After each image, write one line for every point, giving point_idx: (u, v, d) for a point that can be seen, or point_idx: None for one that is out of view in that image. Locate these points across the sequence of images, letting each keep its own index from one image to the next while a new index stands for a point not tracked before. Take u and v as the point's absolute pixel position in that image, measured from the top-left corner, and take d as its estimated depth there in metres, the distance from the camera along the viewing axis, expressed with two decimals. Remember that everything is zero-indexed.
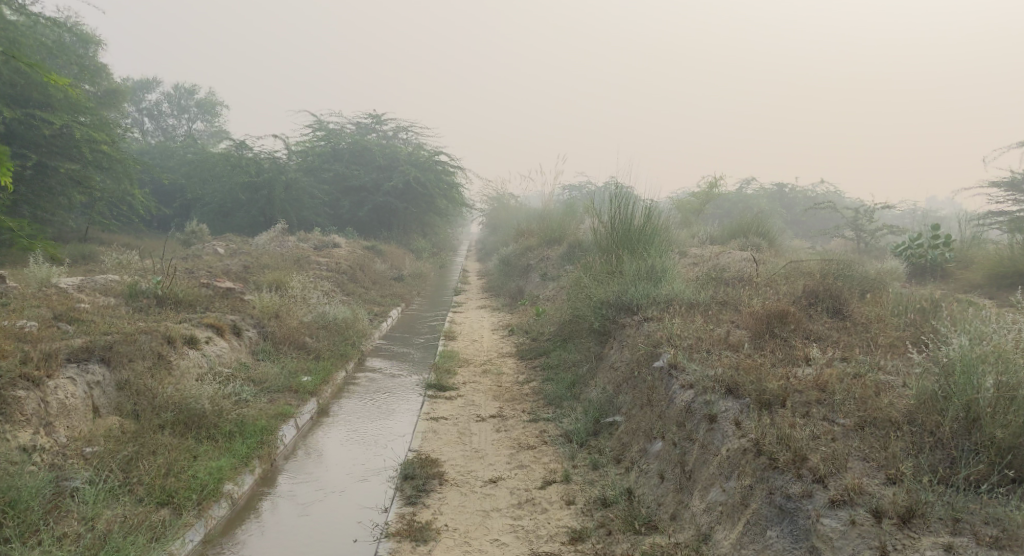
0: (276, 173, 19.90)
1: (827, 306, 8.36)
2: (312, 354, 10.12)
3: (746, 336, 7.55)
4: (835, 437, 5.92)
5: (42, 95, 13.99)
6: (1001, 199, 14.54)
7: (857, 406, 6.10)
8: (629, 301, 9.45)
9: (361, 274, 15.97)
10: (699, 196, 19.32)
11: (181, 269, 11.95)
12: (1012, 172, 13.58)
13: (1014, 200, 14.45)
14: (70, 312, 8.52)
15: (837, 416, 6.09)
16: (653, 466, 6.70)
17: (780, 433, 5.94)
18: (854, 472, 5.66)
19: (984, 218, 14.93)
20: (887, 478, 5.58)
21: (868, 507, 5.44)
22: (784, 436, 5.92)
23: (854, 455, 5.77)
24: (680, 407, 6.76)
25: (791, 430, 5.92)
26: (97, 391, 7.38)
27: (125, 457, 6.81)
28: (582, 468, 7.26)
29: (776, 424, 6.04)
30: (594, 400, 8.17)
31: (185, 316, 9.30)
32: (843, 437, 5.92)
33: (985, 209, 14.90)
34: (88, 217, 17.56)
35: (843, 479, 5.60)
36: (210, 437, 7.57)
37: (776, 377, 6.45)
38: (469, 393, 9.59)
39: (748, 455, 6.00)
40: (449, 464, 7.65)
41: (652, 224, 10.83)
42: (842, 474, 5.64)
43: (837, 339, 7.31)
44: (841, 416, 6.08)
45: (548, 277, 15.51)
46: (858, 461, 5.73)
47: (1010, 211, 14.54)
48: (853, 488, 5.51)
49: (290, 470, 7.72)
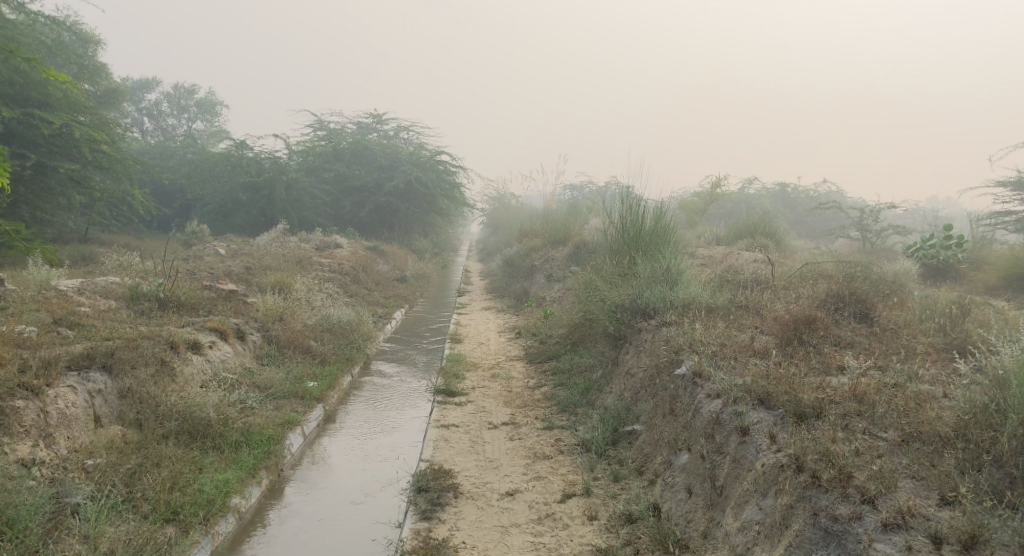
0: (278, 174, 19.62)
1: (852, 310, 8.07)
2: (318, 359, 9.83)
3: (773, 342, 7.26)
4: (879, 453, 5.66)
5: (41, 93, 13.69)
6: (1009, 199, 14.28)
7: (901, 419, 5.84)
8: (645, 305, 9.15)
9: (364, 275, 15.69)
10: (703, 196, 19.04)
11: (183, 271, 11.65)
12: (1022, 170, 13.30)
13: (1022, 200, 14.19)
14: (70, 316, 8.23)
15: (879, 429, 5.84)
16: (680, 480, 6.44)
17: (822, 449, 5.68)
18: (905, 492, 5.42)
19: (992, 218, 14.65)
20: (941, 499, 5.34)
21: (925, 532, 5.21)
22: (826, 452, 5.66)
23: (902, 472, 5.52)
24: (707, 418, 6.49)
25: (832, 446, 5.67)
26: (99, 399, 7.11)
27: (128, 471, 6.55)
28: (603, 481, 7.00)
29: (816, 438, 5.79)
30: (612, 408, 7.89)
31: (187, 320, 9.01)
32: (888, 453, 5.67)
33: (993, 210, 14.62)
34: (87, 218, 17.27)
35: (894, 500, 5.37)
36: (216, 447, 7.29)
37: (811, 387, 6.18)
38: (479, 398, 9.31)
39: (785, 471, 5.74)
40: (463, 475, 7.37)
41: (664, 224, 10.53)
42: (892, 495, 5.41)
43: (868, 347, 7.04)
44: (883, 430, 5.82)
45: (554, 279, 15.22)
46: (908, 480, 5.49)
47: (1017, 212, 14.29)
48: (906, 510, 5.29)
49: (297, 481, 7.44)
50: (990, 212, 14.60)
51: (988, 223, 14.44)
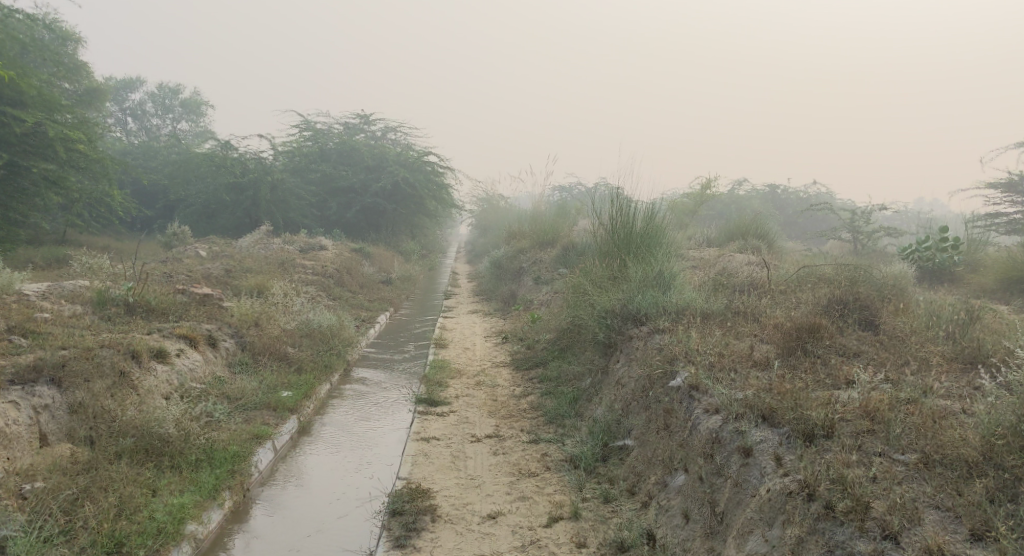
0: (263, 174, 19.00)
1: (856, 317, 7.58)
2: (295, 366, 9.27)
3: (774, 352, 6.77)
4: (898, 479, 5.20)
5: (14, 91, 13.06)
6: (998, 200, 13.90)
7: (918, 438, 5.38)
8: (637, 310, 8.64)
9: (348, 277, 15.13)
10: (693, 196, 18.56)
11: (157, 273, 11.06)
12: (1013, 170, 12.91)
13: (1012, 201, 13.82)
14: (27, 323, 7.65)
15: (896, 451, 5.37)
16: (676, 503, 5.95)
17: (835, 476, 5.22)
18: (930, 525, 4.95)
19: (985, 220, 14.22)
20: (971, 534, 4.88)
21: None
22: (840, 479, 5.20)
23: (923, 501, 5.07)
24: (705, 436, 5.99)
25: (845, 471, 5.21)
26: (44, 416, 6.58)
27: (69, 497, 6.05)
28: (592, 502, 6.50)
29: (826, 463, 5.31)
30: (601, 421, 7.37)
31: (155, 326, 8.45)
32: (908, 479, 5.20)
33: (985, 212, 14.20)
34: (64, 219, 16.65)
35: (919, 536, 4.91)
36: (174, 466, 6.75)
37: (819, 403, 5.71)
38: (462, 408, 8.78)
39: (794, 499, 5.28)
40: (442, 495, 6.86)
41: (656, 225, 10.02)
42: (916, 529, 4.94)
43: (875, 357, 6.56)
44: (901, 452, 5.35)
45: (542, 281, 14.72)
46: (931, 510, 5.03)
47: (1009, 213, 13.90)
48: (934, 547, 4.83)
49: (264, 502, 6.93)
50: (984, 212, 14.19)
51: (981, 224, 14.04)
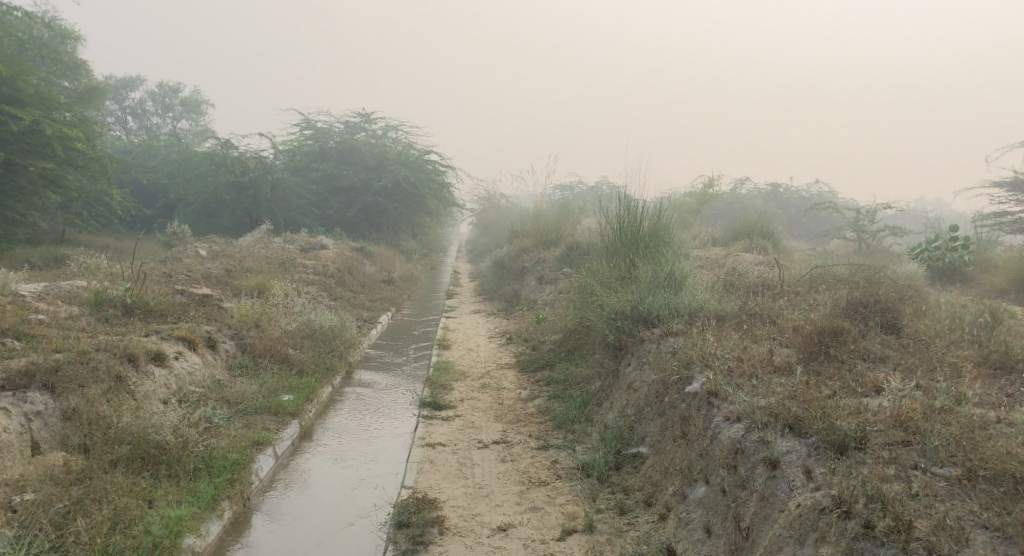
0: (263, 173, 18.73)
1: (878, 320, 7.31)
2: (296, 369, 8.99)
3: (795, 356, 6.51)
4: (940, 495, 4.98)
5: (11, 88, 12.77)
6: (1003, 199, 13.64)
7: (958, 451, 5.16)
8: (648, 312, 8.34)
9: (349, 277, 14.86)
10: (696, 196, 18.29)
11: (157, 273, 10.78)
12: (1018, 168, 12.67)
13: (1017, 200, 13.57)
14: (21, 326, 7.37)
15: (935, 464, 5.15)
16: (695, 516, 5.70)
17: (872, 492, 5.01)
18: (979, 547, 4.74)
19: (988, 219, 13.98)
20: None
21: None
22: (878, 495, 4.99)
23: (967, 518, 4.85)
24: (727, 446, 5.76)
25: (882, 486, 5.01)
26: (37, 423, 6.33)
27: (61, 511, 5.80)
28: (607, 514, 6.25)
29: (861, 478, 5.10)
30: (612, 427, 7.11)
31: (153, 328, 8.17)
32: (950, 495, 4.98)
33: (988, 211, 13.94)
34: (63, 219, 16.39)
35: None
36: (172, 476, 6.50)
37: (849, 413, 5.48)
38: (468, 412, 8.52)
39: (827, 515, 5.06)
40: (450, 505, 6.61)
41: (664, 225, 9.75)
42: (964, 551, 4.73)
43: (901, 363, 6.31)
44: (940, 466, 5.13)
45: (545, 281, 14.44)
46: (979, 530, 4.81)
47: (1015, 212, 13.64)
48: None
49: (266, 512, 6.68)
50: (990, 212, 13.91)
51: (988, 224, 13.77)
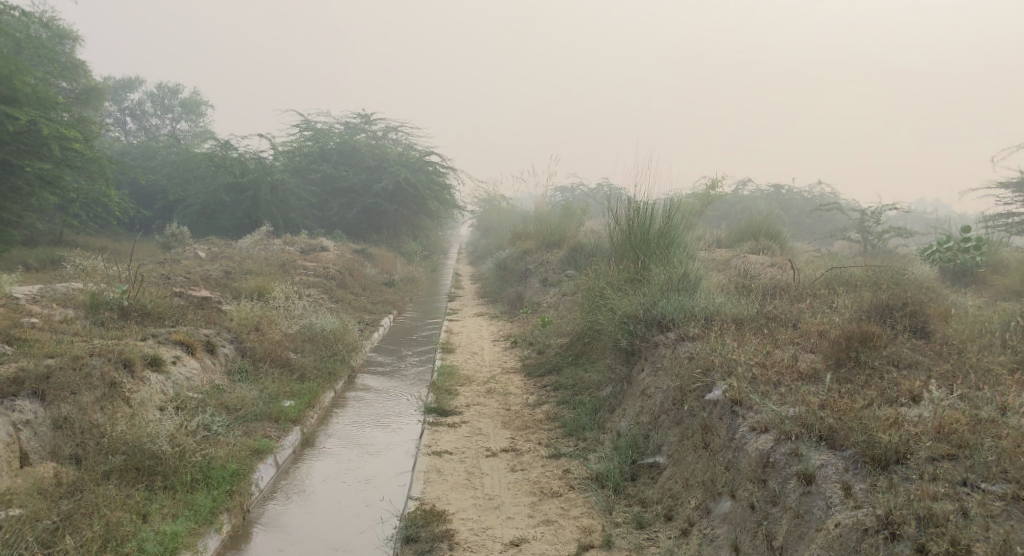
0: (263, 174, 18.40)
1: (906, 324, 6.98)
2: (297, 373, 8.68)
3: (823, 362, 6.21)
4: (997, 515, 4.77)
5: (6, 87, 12.44)
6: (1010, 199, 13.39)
7: (1010, 465, 4.94)
8: (661, 315, 8.00)
9: (350, 279, 14.57)
10: (700, 197, 18.05)
11: (156, 275, 10.48)
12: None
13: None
14: (13, 330, 7.05)
15: (987, 481, 4.93)
16: (722, 533, 5.48)
17: (921, 512, 4.82)
18: None
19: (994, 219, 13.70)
20: None
21: None
22: (929, 514, 4.80)
23: None
24: (756, 459, 5.52)
25: (933, 506, 4.80)
26: (26, 432, 6.03)
27: (49, 527, 5.51)
28: (625, 528, 5.96)
29: (908, 497, 4.89)
30: (626, 434, 6.78)
31: (149, 332, 7.86)
32: (1006, 514, 4.78)
33: (995, 211, 13.65)
34: (61, 219, 16.09)
35: None
36: (168, 487, 6.20)
37: (889, 425, 5.24)
38: (474, 419, 8.20)
39: (872, 536, 4.85)
40: (460, 518, 6.31)
41: (675, 226, 9.41)
42: None
43: (935, 370, 6.00)
44: (993, 482, 4.91)
45: (549, 282, 14.14)
46: None
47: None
48: None
49: (268, 524, 6.38)
50: (998, 213, 13.62)
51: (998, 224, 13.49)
